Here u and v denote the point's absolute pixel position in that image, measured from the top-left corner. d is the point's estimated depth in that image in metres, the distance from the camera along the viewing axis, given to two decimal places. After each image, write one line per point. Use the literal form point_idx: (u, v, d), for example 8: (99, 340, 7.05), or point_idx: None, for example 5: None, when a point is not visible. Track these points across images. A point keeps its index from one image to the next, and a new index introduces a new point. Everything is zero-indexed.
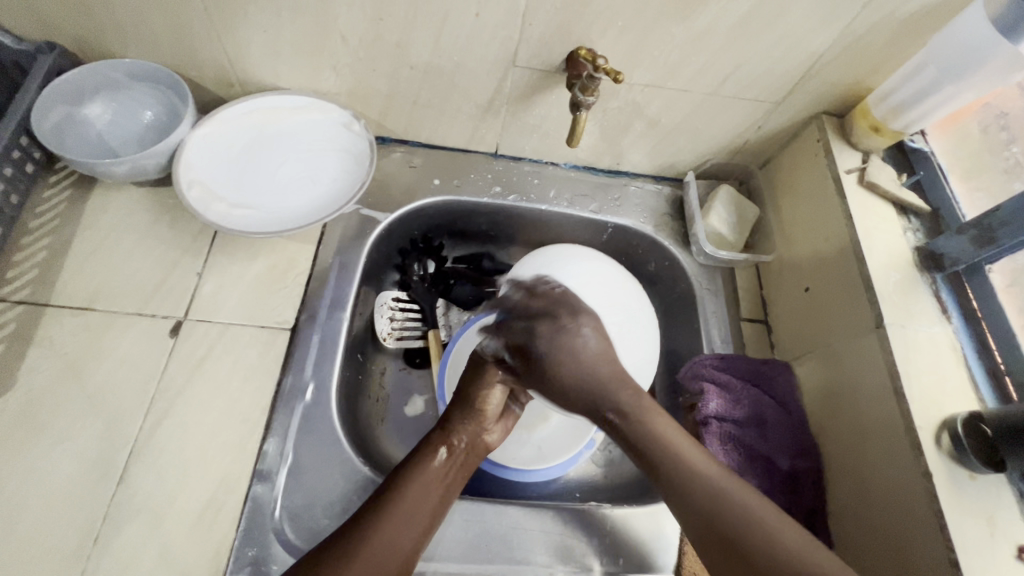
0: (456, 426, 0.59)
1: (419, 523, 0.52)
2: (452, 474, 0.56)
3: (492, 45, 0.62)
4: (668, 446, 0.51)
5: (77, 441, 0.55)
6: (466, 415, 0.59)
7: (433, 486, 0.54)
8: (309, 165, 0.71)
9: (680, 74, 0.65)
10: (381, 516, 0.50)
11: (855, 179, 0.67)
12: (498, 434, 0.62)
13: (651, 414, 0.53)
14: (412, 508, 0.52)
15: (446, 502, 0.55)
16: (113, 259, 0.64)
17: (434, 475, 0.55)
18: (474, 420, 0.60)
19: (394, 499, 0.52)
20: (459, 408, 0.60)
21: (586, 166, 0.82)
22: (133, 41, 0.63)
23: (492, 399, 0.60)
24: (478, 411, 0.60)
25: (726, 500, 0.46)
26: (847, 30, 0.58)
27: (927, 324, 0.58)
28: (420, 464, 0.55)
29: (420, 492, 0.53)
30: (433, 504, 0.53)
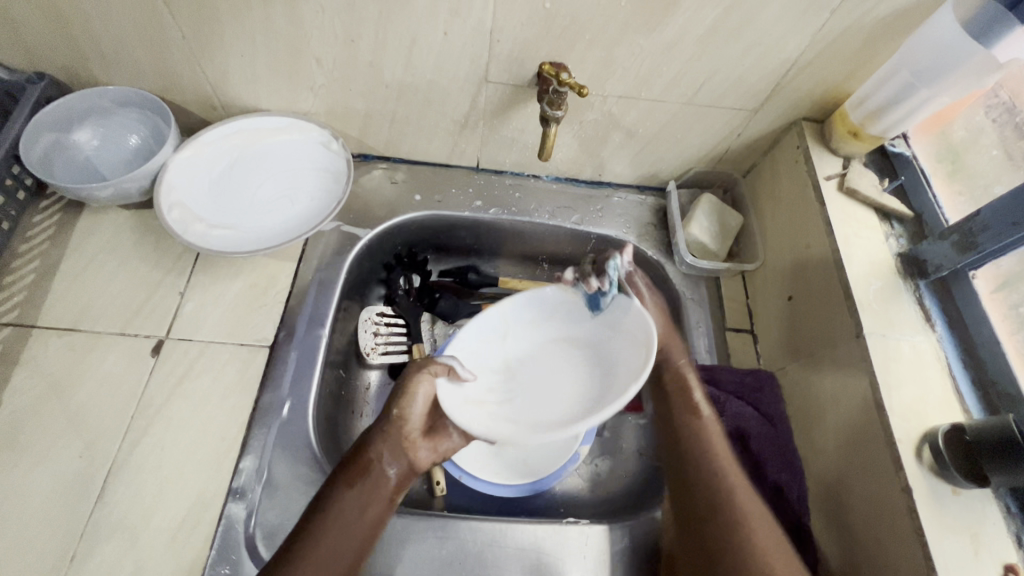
0: (372, 446, 0.56)
1: (331, 552, 0.50)
2: (372, 499, 0.54)
3: (463, 62, 0.62)
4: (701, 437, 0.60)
5: (58, 459, 0.56)
6: (386, 435, 0.57)
7: (348, 514, 0.52)
8: (289, 185, 0.72)
9: (652, 85, 0.64)
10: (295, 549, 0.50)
11: (834, 186, 0.66)
12: (429, 451, 0.59)
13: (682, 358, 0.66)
14: (321, 540, 0.51)
15: (368, 534, 0.53)
16: (97, 280, 0.65)
17: (349, 501, 0.53)
18: (391, 438, 0.57)
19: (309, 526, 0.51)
20: (383, 426, 0.57)
21: (568, 178, 0.82)
22: (117, 69, 0.65)
23: (411, 413, 0.58)
24: (394, 429, 0.57)
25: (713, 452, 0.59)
26: (818, 36, 0.58)
27: (909, 332, 0.56)
28: (333, 494, 0.53)
29: (334, 519, 0.52)
30: (345, 536, 0.52)
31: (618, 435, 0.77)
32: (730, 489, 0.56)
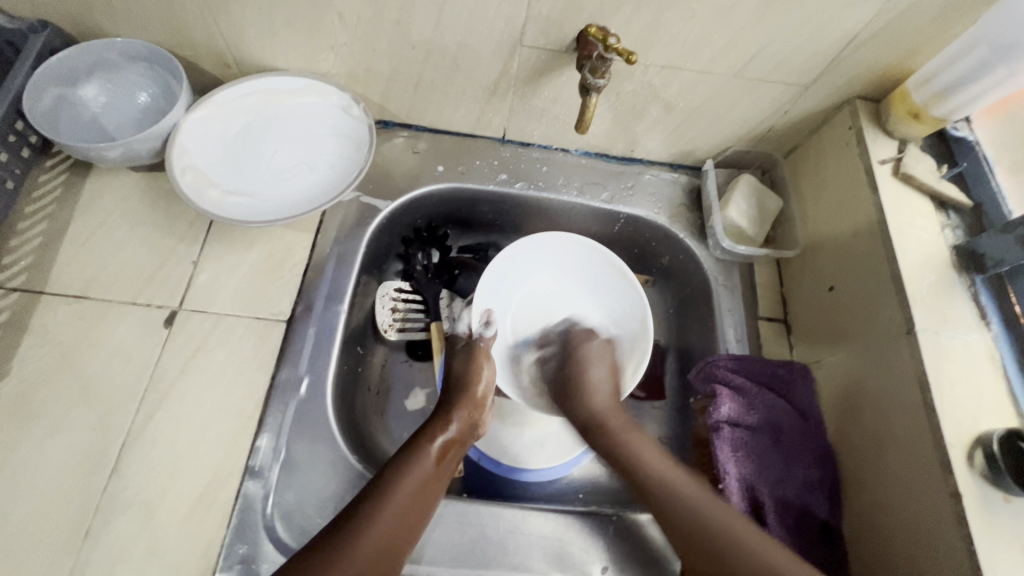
0: (451, 414, 0.60)
1: (415, 511, 0.52)
2: (448, 464, 0.58)
3: (498, 23, 0.58)
4: (668, 483, 0.56)
5: (70, 430, 0.54)
6: (464, 404, 0.61)
7: (430, 475, 0.55)
8: (307, 151, 0.69)
9: (700, 55, 0.60)
10: (376, 509, 0.51)
11: (889, 170, 0.62)
12: (488, 419, 0.65)
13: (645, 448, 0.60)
14: (406, 499, 0.52)
15: (432, 497, 0.54)
16: (107, 246, 0.63)
17: (432, 463, 0.56)
18: (468, 408, 0.61)
19: (390, 485, 0.52)
20: (456, 396, 0.62)
21: (598, 153, 0.78)
22: (125, 19, 0.61)
23: (484, 384, 0.63)
24: (472, 400, 0.62)
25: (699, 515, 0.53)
26: (888, 6, 0.53)
27: (963, 330, 0.53)
28: (409, 460, 0.55)
29: (418, 480, 0.54)
30: (426, 497, 0.54)
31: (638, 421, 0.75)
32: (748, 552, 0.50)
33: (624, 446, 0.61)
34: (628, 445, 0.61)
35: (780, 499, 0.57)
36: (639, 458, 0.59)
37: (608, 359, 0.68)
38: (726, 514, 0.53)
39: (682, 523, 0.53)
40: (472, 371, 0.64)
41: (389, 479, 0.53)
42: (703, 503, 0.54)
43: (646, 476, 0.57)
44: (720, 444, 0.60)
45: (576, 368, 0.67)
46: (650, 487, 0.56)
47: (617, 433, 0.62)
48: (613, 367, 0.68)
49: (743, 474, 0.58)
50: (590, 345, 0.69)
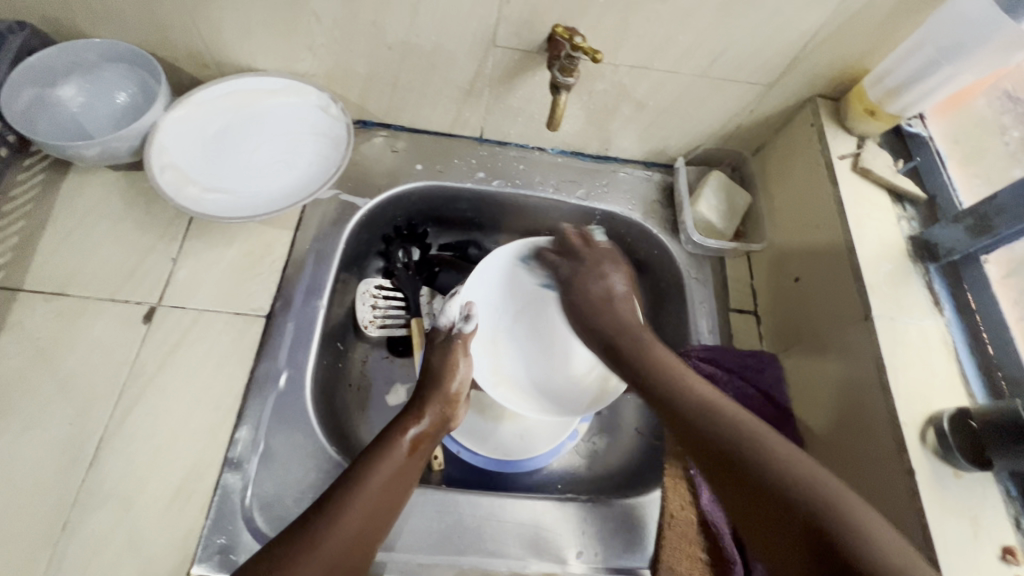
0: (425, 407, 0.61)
1: (385, 501, 0.53)
2: (420, 455, 0.59)
3: (470, 24, 0.60)
4: (698, 396, 0.55)
5: (48, 425, 0.55)
6: (437, 397, 0.63)
7: (402, 465, 0.56)
8: (286, 149, 0.70)
9: (666, 55, 0.62)
10: (347, 500, 0.51)
11: (848, 165, 0.64)
12: (462, 413, 0.66)
13: (669, 357, 0.60)
14: (377, 490, 0.53)
15: (402, 489, 0.55)
16: (85, 243, 0.63)
17: (404, 454, 0.57)
18: (443, 400, 0.63)
19: (361, 477, 0.53)
20: (430, 389, 0.63)
21: (574, 151, 0.80)
22: (103, 20, 0.62)
23: (458, 378, 0.64)
24: (447, 393, 0.63)
25: (711, 407, 0.53)
26: (841, 8, 0.55)
27: (917, 316, 0.56)
28: (381, 450, 0.56)
29: (390, 471, 0.55)
30: (399, 488, 0.54)
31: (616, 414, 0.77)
32: (754, 442, 0.49)
33: (659, 368, 0.59)
34: (656, 354, 0.61)
35: None
36: (682, 383, 0.57)
37: (624, 282, 0.68)
38: (739, 412, 0.52)
39: (702, 428, 0.52)
40: (448, 367, 0.65)
41: (360, 472, 0.53)
42: (750, 422, 0.51)
43: (698, 403, 0.54)
44: None
45: (592, 288, 0.68)
46: (688, 410, 0.54)
47: (627, 343, 0.63)
48: (620, 286, 0.68)
49: None
50: (610, 267, 0.69)
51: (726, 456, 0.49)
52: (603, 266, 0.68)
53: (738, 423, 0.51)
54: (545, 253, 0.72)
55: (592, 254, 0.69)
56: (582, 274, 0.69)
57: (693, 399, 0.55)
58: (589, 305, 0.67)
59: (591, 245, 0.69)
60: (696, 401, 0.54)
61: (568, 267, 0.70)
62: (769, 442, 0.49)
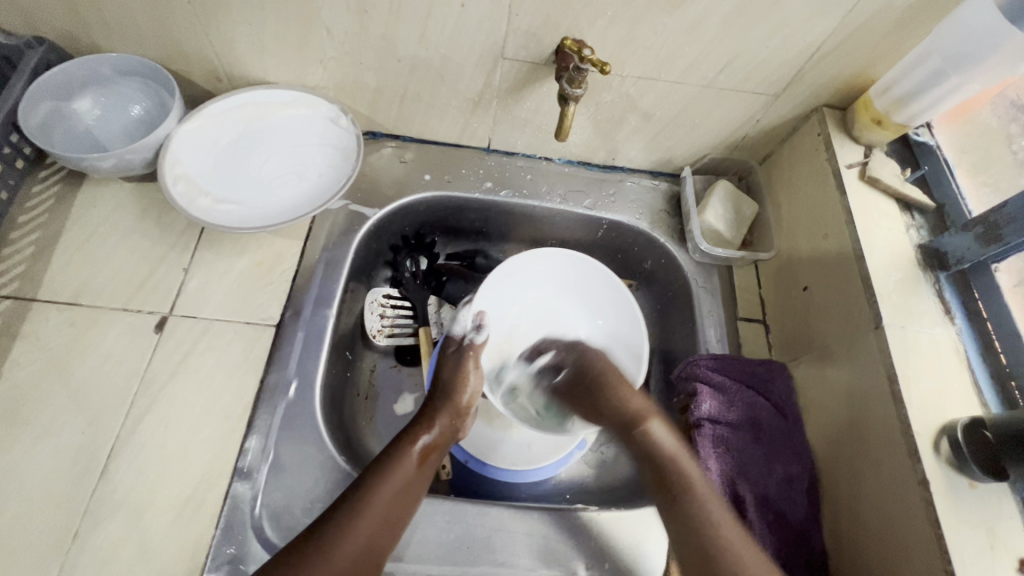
0: (436, 417, 0.62)
1: (395, 511, 0.53)
2: (431, 463, 0.59)
3: (479, 37, 0.60)
4: (688, 484, 0.55)
5: (60, 434, 0.55)
6: (448, 408, 0.63)
7: (412, 476, 0.56)
8: (296, 160, 0.70)
9: (673, 66, 0.63)
10: (358, 510, 0.51)
11: (856, 174, 0.65)
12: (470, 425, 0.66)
13: (667, 436, 0.60)
14: (387, 499, 0.53)
15: (412, 499, 0.55)
16: (99, 254, 0.64)
17: (414, 464, 0.57)
18: (453, 411, 0.63)
19: (374, 485, 0.53)
20: (441, 399, 0.63)
21: (581, 161, 0.80)
22: (119, 35, 0.63)
23: (470, 390, 0.65)
24: (457, 404, 0.63)
25: (696, 492, 0.55)
26: (847, 19, 0.56)
27: (928, 324, 0.56)
28: (392, 460, 0.56)
29: (402, 479, 0.55)
30: (411, 495, 0.55)
31: None
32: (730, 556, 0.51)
33: (678, 463, 0.57)
34: (656, 440, 0.59)
35: (761, 494, 0.59)
36: (682, 467, 0.57)
37: (604, 355, 0.68)
38: (716, 511, 0.54)
39: (691, 519, 0.53)
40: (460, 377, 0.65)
41: (373, 480, 0.54)
42: (734, 536, 0.52)
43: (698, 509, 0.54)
44: (702, 442, 0.61)
45: (597, 363, 0.67)
46: (687, 501, 0.54)
47: (655, 431, 0.60)
48: (612, 360, 0.68)
49: (724, 470, 0.60)
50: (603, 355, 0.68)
51: (707, 552, 0.51)
52: (570, 349, 0.71)
53: (718, 525, 0.53)
54: (540, 346, 0.74)
55: (597, 351, 0.69)
56: (591, 359, 0.68)
57: (693, 494, 0.55)
58: (601, 385, 0.64)
59: (576, 348, 0.71)
60: (703, 507, 0.54)
61: (598, 356, 0.68)
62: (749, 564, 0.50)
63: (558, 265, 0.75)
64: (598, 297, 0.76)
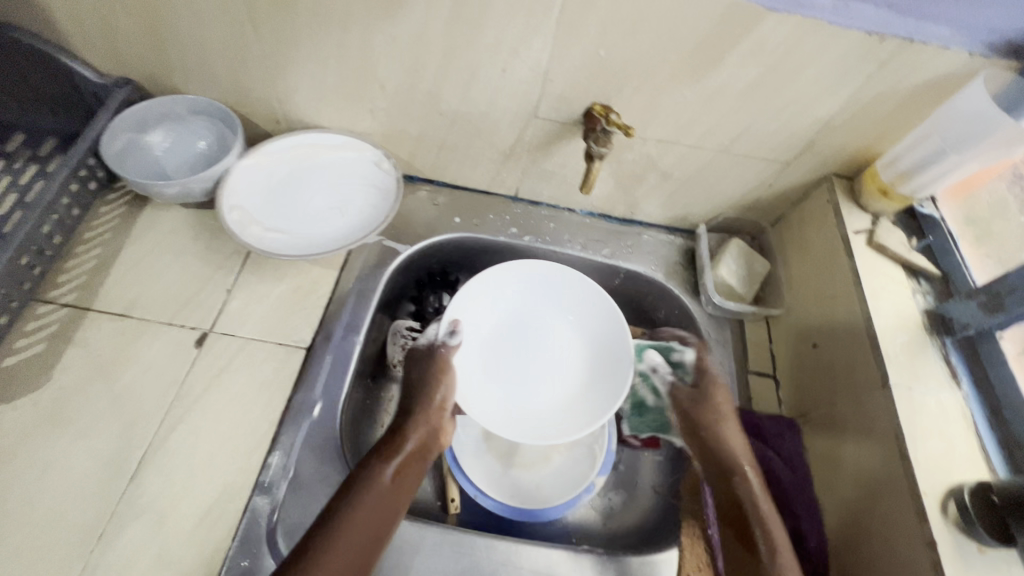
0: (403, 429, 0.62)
1: (373, 529, 0.53)
2: (405, 480, 0.59)
3: (516, 98, 0.67)
4: (771, 541, 0.56)
5: (98, 436, 0.58)
6: (418, 418, 0.63)
7: (385, 493, 0.56)
8: (339, 197, 0.76)
9: (692, 132, 0.68)
10: (330, 542, 0.51)
11: (863, 240, 0.68)
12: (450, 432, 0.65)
13: (756, 480, 0.61)
14: (364, 517, 0.53)
15: (388, 516, 0.55)
16: (152, 271, 0.69)
17: (386, 480, 0.57)
18: (422, 420, 0.63)
19: (344, 513, 0.53)
20: (413, 411, 0.63)
21: (601, 214, 0.85)
22: (196, 80, 0.71)
23: (441, 397, 0.64)
24: (426, 415, 0.63)
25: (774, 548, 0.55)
26: (852, 99, 0.61)
27: (935, 387, 0.57)
28: (364, 478, 0.56)
29: (374, 497, 0.55)
30: (385, 515, 0.55)
31: (634, 470, 0.77)
32: None
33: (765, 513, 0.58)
34: (750, 492, 0.60)
35: None
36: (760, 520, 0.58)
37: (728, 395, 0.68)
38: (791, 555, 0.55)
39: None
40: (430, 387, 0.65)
41: (343, 509, 0.53)
42: None
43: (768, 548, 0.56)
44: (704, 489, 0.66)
45: (720, 393, 0.68)
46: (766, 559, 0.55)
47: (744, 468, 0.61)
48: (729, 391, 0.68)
49: None
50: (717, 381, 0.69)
51: None
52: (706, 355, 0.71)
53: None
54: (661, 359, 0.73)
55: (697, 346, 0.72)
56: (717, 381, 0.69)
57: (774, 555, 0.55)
58: (705, 424, 0.65)
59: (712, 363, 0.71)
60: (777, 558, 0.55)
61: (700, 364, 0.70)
62: None
63: (533, 282, 0.75)
64: (578, 307, 0.75)
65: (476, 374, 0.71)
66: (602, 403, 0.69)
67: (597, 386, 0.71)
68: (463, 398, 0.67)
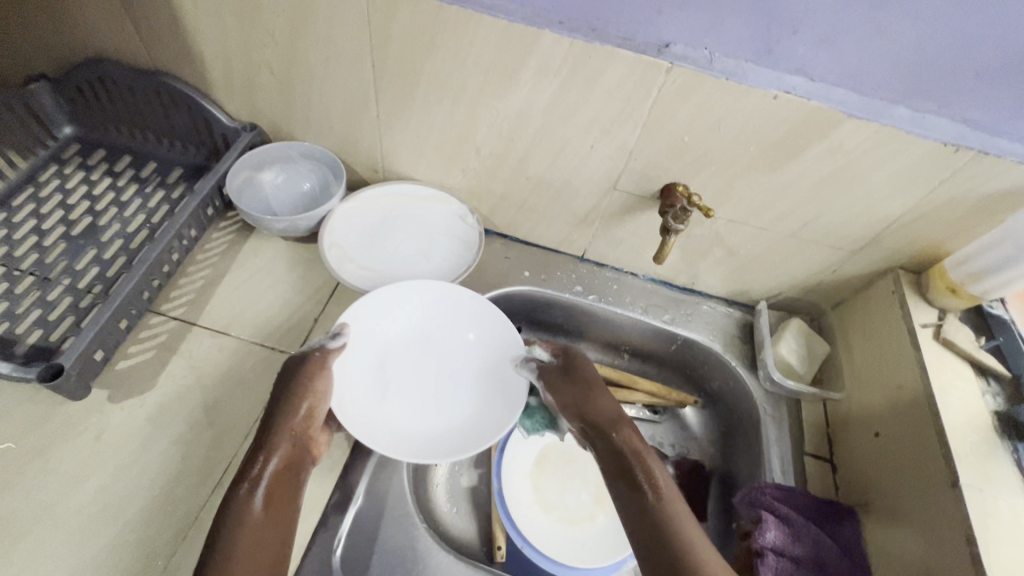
0: (268, 451, 0.57)
1: (255, 571, 0.51)
2: (280, 505, 0.56)
3: (600, 171, 0.73)
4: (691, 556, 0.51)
5: (192, 444, 0.63)
6: (281, 436, 0.59)
7: (259, 526, 0.53)
8: (425, 244, 0.83)
9: (763, 215, 0.72)
10: (224, 565, 0.50)
11: (930, 334, 0.69)
12: (315, 444, 0.62)
13: (669, 490, 0.57)
14: (243, 564, 0.50)
15: (270, 556, 0.52)
16: (252, 294, 0.76)
17: (258, 511, 0.54)
18: (284, 440, 0.59)
19: (230, 534, 0.51)
20: (269, 428, 0.59)
21: (662, 281, 0.89)
22: (313, 129, 0.80)
23: (303, 409, 0.61)
24: (282, 433, 0.59)
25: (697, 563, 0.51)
26: (924, 201, 0.65)
27: (1008, 492, 0.57)
28: (234, 514, 0.53)
29: (250, 534, 0.52)
30: (264, 549, 0.52)
31: None
32: None
33: (663, 492, 0.56)
34: (668, 509, 0.55)
35: None
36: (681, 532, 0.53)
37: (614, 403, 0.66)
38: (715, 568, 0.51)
39: None
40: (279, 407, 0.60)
41: (229, 527, 0.52)
42: None
43: (677, 540, 0.52)
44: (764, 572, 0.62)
45: (602, 396, 0.67)
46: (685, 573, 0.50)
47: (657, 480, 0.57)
48: (602, 388, 0.68)
49: None
50: (599, 385, 0.68)
51: None
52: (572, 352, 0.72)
53: None
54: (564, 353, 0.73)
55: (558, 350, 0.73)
56: (593, 382, 0.68)
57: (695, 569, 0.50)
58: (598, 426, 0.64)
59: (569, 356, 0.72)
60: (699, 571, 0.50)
61: (574, 363, 0.71)
62: None
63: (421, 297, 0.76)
64: (483, 327, 0.76)
65: (364, 385, 0.71)
66: (472, 432, 0.70)
67: (486, 408, 0.72)
68: (350, 413, 0.67)
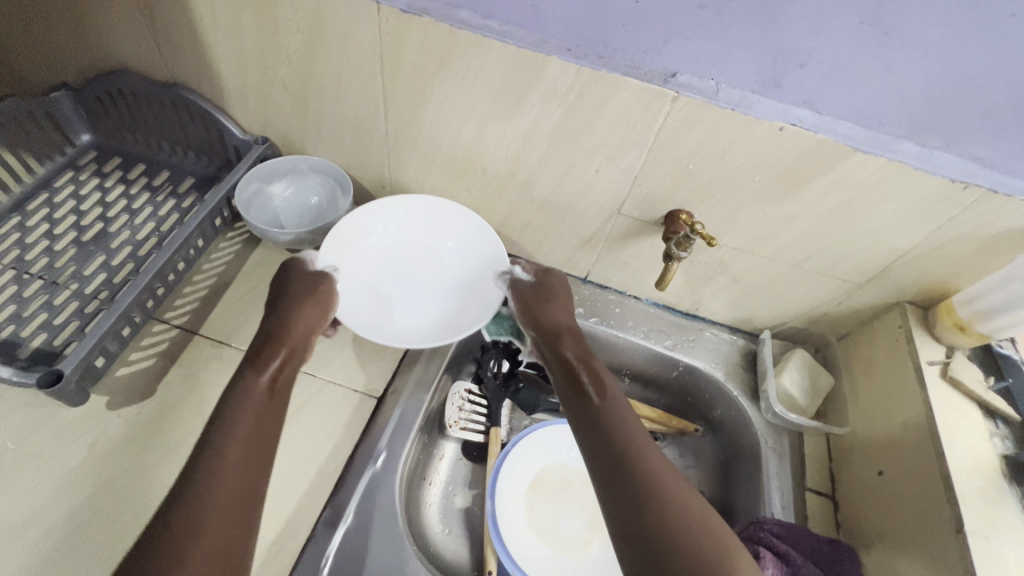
0: (274, 343, 0.64)
1: (253, 451, 0.54)
2: (280, 393, 0.61)
3: (605, 196, 0.73)
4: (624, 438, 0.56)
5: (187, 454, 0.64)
6: (287, 335, 0.65)
7: (264, 406, 0.58)
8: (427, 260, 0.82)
9: (768, 245, 0.72)
10: (222, 444, 0.53)
11: (937, 371, 0.68)
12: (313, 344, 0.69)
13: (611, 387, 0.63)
14: (243, 439, 0.54)
15: (263, 434, 0.56)
16: (254, 306, 0.77)
17: (262, 394, 0.59)
18: (288, 337, 0.65)
19: (224, 443, 0.53)
20: (275, 322, 0.66)
21: (666, 306, 0.88)
22: (322, 144, 0.81)
23: (308, 317, 0.68)
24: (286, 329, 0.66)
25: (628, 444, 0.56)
26: (933, 237, 0.64)
27: (1014, 542, 0.55)
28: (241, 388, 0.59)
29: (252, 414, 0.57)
30: (261, 430, 0.56)
31: None
32: (666, 513, 0.50)
33: (606, 388, 0.62)
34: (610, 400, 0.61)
35: None
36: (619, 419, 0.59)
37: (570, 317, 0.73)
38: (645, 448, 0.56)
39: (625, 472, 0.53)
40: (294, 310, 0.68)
41: (221, 439, 0.53)
42: (666, 477, 0.53)
43: (615, 424, 0.58)
44: None
45: (562, 313, 0.73)
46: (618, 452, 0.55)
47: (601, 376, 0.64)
48: (567, 304, 0.75)
49: None
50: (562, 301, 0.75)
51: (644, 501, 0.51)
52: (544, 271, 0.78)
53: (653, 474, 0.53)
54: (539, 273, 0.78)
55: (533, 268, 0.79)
56: (556, 298, 0.75)
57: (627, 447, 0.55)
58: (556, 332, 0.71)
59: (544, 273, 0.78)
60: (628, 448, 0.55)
61: (544, 280, 0.77)
62: (689, 517, 0.50)
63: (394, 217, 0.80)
64: (454, 238, 0.81)
65: (361, 308, 0.76)
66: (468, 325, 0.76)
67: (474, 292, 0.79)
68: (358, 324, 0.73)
